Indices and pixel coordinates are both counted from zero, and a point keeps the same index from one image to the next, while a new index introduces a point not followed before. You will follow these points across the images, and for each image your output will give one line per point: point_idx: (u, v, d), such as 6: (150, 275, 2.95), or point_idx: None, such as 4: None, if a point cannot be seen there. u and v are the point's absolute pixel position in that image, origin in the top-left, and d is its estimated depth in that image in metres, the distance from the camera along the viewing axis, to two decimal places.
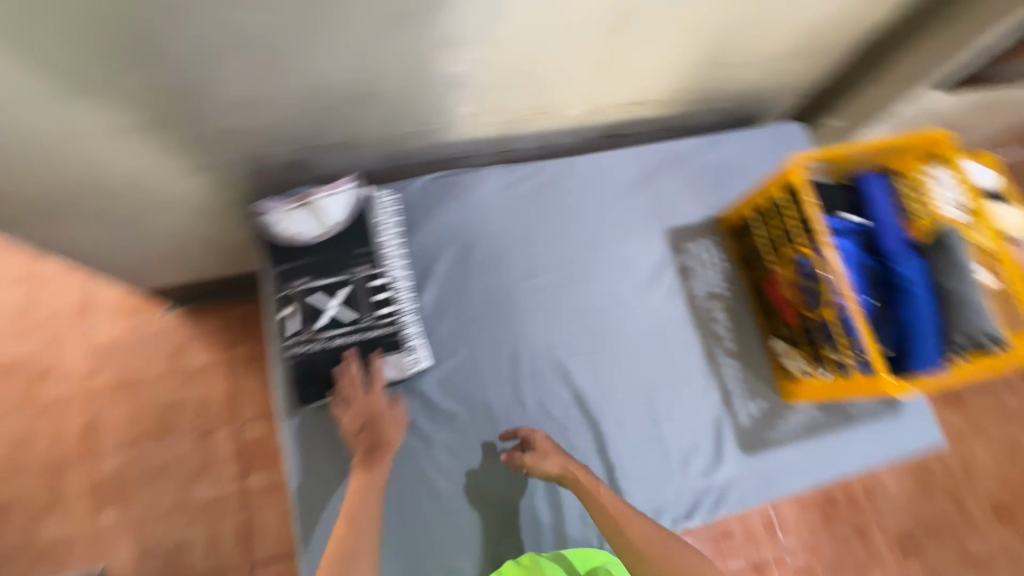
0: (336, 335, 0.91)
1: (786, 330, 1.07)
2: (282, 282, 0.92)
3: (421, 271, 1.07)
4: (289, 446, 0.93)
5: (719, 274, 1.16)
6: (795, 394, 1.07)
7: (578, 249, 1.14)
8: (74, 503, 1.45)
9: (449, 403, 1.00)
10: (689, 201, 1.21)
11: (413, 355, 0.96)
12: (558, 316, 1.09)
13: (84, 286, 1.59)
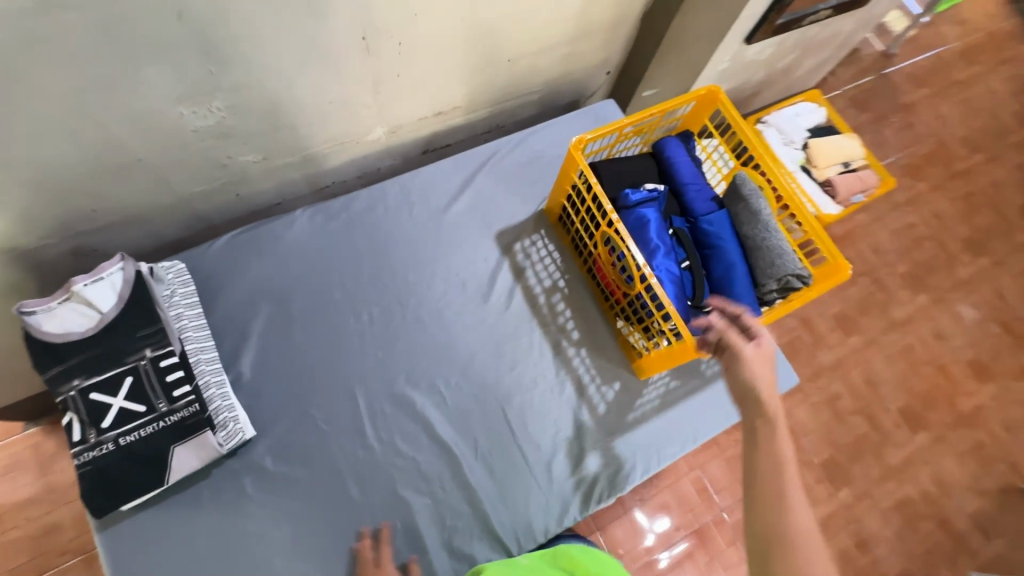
0: (126, 432, 0.82)
1: (621, 308, 1.07)
2: (52, 389, 0.82)
3: (234, 338, 1.00)
4: (109, 561, 0.85)
5: (554, 267, 1.15)
6: (645, 370, 1.06)
7: (406, 274, 1.10)
8: None
9: (285, 470, 0.94)
10: (512, 200, 1.19)
11: (228, 430, 0.88)
12: (394, 346, 1.05)
13: None
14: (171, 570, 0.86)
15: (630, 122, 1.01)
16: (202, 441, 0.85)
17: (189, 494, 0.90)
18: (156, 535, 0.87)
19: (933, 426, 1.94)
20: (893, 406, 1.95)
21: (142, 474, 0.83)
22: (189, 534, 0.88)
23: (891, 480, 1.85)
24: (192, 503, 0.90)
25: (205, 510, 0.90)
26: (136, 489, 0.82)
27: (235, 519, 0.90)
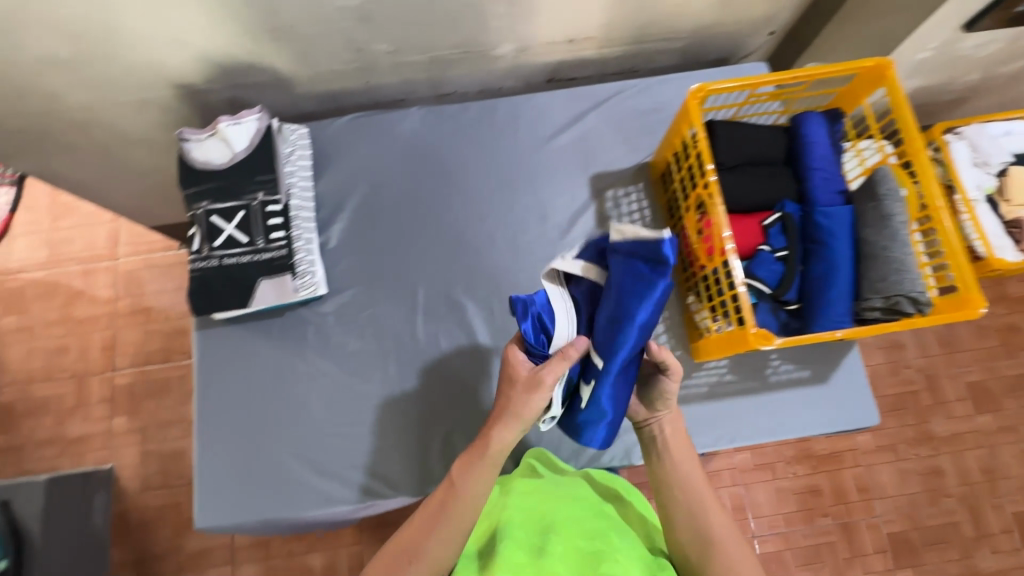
0: (229, 255, 0.98)
1: (695, 282, 1.00)
2: (186, 204, 0.99)
3: (331, 207, 1.11)
4: (199, 355, 1.04)
5: (640, 225, 1.10)
6: (702, 354, 0.99)
7: (494, 191, 1.12)
8: (97, 406, 1.68)
9: (342, 332, 1.05)
10: (619, 146, 1.14)
11: (304, 280, 0.99)
12: (463, 255, 1.09)
13: (122, 228, 1.81)
14: (238, 379, 1.03)
15: (769, 80, 0.90)
16: (283, 282, 0.99)
17: (264, 324, 1.05)
18: (236, 349, 1.04)
19: None
20: (1008, 507, 1.64)
21: (232, 294, 0.97)
22: (257, 356, 1.04)
23: None
24: (265, 332, 1.05)
25: (273, 341, 1.05)
26: (226, 304, 0.98)
27: (293, 356, 1.04)
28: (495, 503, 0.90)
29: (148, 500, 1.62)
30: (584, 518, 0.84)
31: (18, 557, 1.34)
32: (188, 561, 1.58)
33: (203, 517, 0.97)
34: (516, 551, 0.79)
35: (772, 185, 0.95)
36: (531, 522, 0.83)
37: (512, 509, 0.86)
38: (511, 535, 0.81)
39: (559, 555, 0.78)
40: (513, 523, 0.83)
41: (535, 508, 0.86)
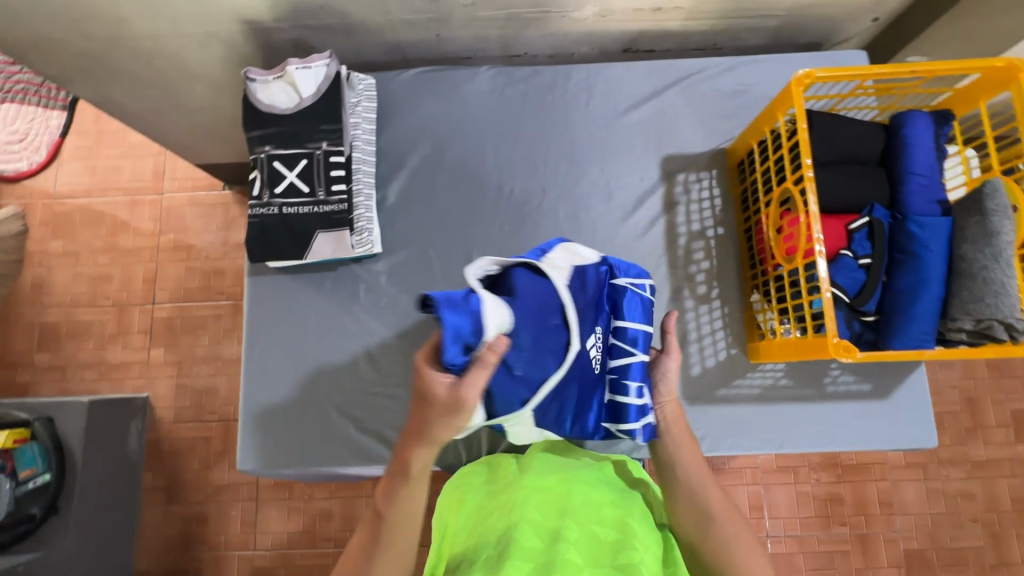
0: (289, 204, 0.96)
1: (762, 281, 0.96)
2: (249, 148, 0.97)
3: (390, 164, 1.08)
4: (251, 301, 1.04)
5: (710, 214, 1.05)
6: (760, 355, 0.96)
7: (559, 163, 1.08)
8: (137, 335, 1.72)
9: (392, 293, 1.04)
10: (697, 128, 1.08)
11: (361, 238, 0.97)
12: (522, 228, 1.06)
13: (169, 162, 1.81)
14: (288, 329, 1.03)
15: (883, 73, 0.82)
16: (341, 237, 0.97)
17: (317, 276, 1.05)
18: (286, 298, 1.04)
19: None
20: None
21: (290, 244, 0.96)
22: (309, 307, 1.04)
23: None
24: (317, 285, 1.04)
25: (325, 294, 1.04)
26: (282, 253, 0.97)
27: (344, 312, 1.04)
28: (509, 476, 0.87)
29: (180, 431, 1.67)
30: (603, 505, 0.81)
31: (60, 471, 1.36)
32: (215, 493, 1.64)
33: (246, 461, 1.00)
34: (530, 528, 0.75)
35: (864, 186, 0.89)
36: (547, 502, 0.79)
37: (528, 488, 0.82)
38: (524, 512, 0.78)
39: (574, 537, 0.74)
40: (527, 501, 0.80)
41: (551, 488, 0.82)
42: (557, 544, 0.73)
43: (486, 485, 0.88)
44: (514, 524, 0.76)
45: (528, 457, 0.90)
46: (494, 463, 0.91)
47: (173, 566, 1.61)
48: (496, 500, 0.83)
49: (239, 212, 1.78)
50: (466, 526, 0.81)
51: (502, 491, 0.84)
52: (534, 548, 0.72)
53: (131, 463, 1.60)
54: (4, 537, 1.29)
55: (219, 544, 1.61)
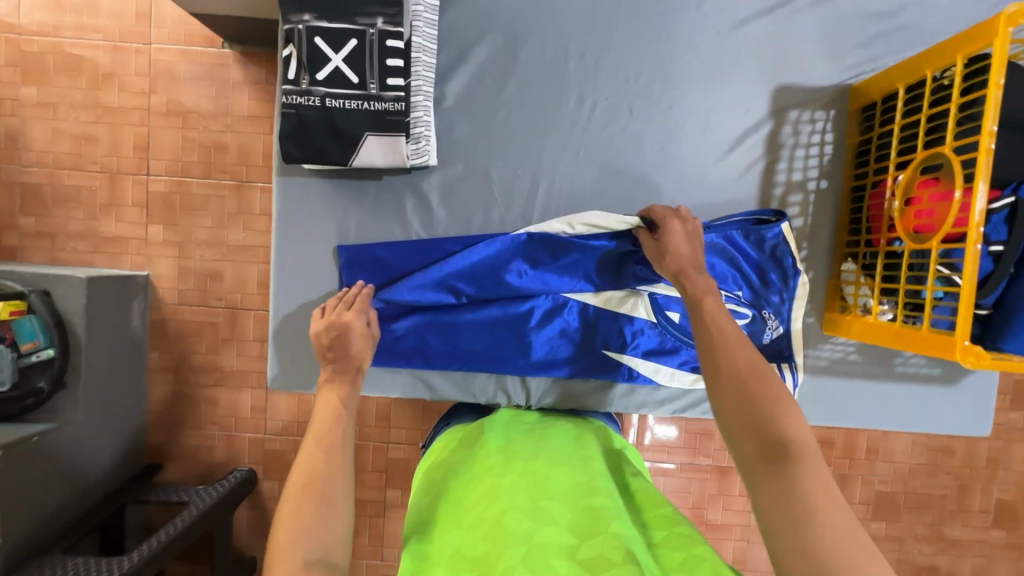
0: (334, 96, 0.79)
1: (865, 252, 0.86)
2: (282, 13, 0.76)
3: (453, 54, 0.88)
4: (279, 206, 0.90)
5: (815, 163, 0.91)
6: (837, 329, 0.90)
7: (652, 80, 0.90)
8: (131, 209, 1.56)
9: (444, 214, 0.91)
10: (824, 55, 0.89)
11: (418, 147, 0.82)
12: (600, 155, 0.91)
13: (156, 5, 1.51)
14: (322, 244, 0.91)
15: None
16: (395, 145, 0.81)
17: (357, 185, 0.90)
18: (321, 206, 0.91)
19: (1020, 532, 1.71)
20: (996, 492, 1.70)
21: (334, 146, 0.81)
22: (347, 221, 0.91)
23: (932, 543, 1.70)
24: (359, 196, 0.90)
25: (368, 209, 0.91)
26: (323, 156, 0.81)
27: (388, 231, 0.91)
28: (489, 459, 0.77)
29: (184, 314, 1.59)
30: (587, 480, 0.73)
31: (65, 347, 1.29)
32: (222, 378, 1.61)
33: (275, 378, 0.93)
34: (518, 509, 0.65)
35: (1019, 160, 0.76)
36: (531, 482, 0.70)
37: (508, 473, 0.72)
38: (511, 494, 0.67)
39: (567, 517, 0.64)
40: (512, 484, 0.70)
41: (533, 471, 0.73)
42: (547, 524, 0.63)
43: (460, 472, 0.77)
44: (500, 508, 0.65)
45: (502, 441, 0.82)
46: (449, 451, 0.84)
47: (183, 440, 1.63)
48: (473, 491, 0.71)
49: (240, 77, 1.53)
50: (447, 514, 0.70)
51: (481, 474, 0.74)
52: (528, 530, 0.61)
53: (135, 341, 1.53)
54: (14, 408, 1.25)
55: (230, 426, 1.62)
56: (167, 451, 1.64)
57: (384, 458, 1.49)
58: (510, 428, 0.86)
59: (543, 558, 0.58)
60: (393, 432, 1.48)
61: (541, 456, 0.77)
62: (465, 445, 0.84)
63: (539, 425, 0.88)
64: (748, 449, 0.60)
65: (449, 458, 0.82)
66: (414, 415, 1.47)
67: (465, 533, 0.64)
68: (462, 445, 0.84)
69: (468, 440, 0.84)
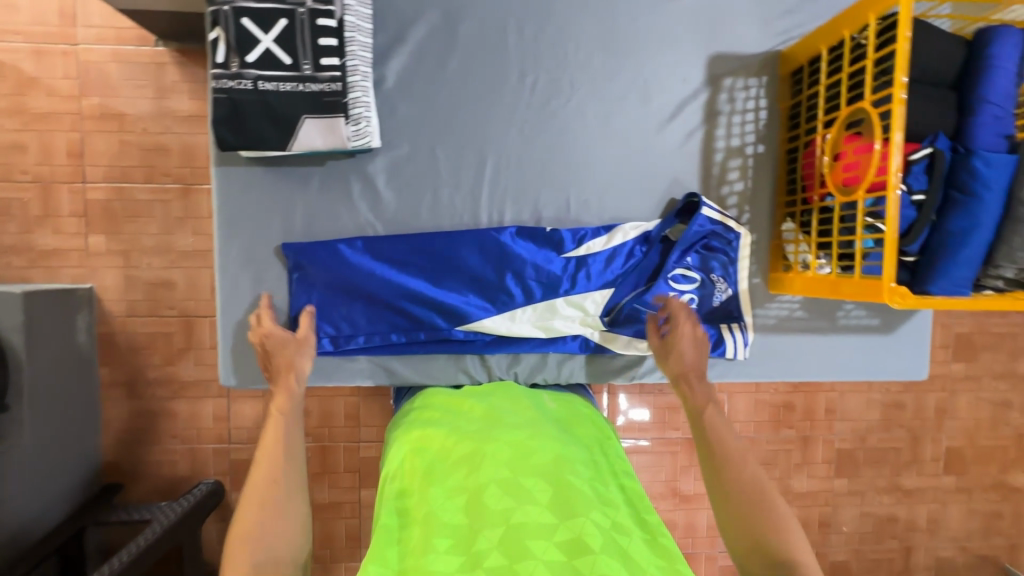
0: (267, 78, 0.77)
1: (802, 210, 0.89)
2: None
3: (390, 34, 0.87)
4: (219, 197, 0.88)
5: (752, 128, 0.94)
6: (782, 287, 0.93)
7: (592, 53, 0.91)
8: (69, 219, 1.48)
9: (392, 197, 0.90)
10: (753, 23, 0.92)
11: (359, 129, 0.81)
12: (546, 129, 0.92)
13: (81, 4, 1.44)
14: (269, 234, 0.89)
15: None
16: (334, 127, 0.80)
17: (300, 172, 0.88)
18: (264, 196, 0.88)
19: (969, 477, 1.79)
20: (945, 441, 1.79)
21: (271, 130, 0.79)
22: (292, 210, 0.89)
23: (890, 495, 1.78)
24: (302, 183, 0.89)
25: (313, 196, 0.89)
26: (260, 141, 0.79)
27: (336, 217, 0.90)
28: (475, 427, 0.76)
29: (134, 326, 1.52)
30: (573, 461, 0.71)
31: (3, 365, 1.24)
32: (181, 390, 1.54)
33: (228, 376, 0.91)
34: (499, 484, 0.64)
35: (935, 112, 0.80)
36: (516, 455, 0.69)
37: (497, 440, 0.71)
38: (493, 467, 0.67)
39: (548, 496, 0.63)
40: (497, 454, 0.69)
41: (521, 443, 0.71)
42: (527, 502, 0.62)
43: (447, 431, 0.76)
44: (483, 481, 0.65)
45: (491, 410, 0.81)
46: (437, 411, 0.83)
47: (143, 457, 1.56)
48: (458, 450, 0.71)
49: (178, 76, 1.47)
50: (427, 470, 0.70)
51: (467, 438, 0.73)
52: (505, 507, 0.61)
53: (82, 357, 1.45)
54: None
55: (192, 438, 1.56)
56: (126, 469, 1.56)
57: (356, 458, 1.46)
58: (496, 394, 0.86)
59: (519, 538, 0.58)
60: (364, 430, 1.45)
61: (530, 427, 0.76)
62: (453, 407, 0.83)
63: (526, 396, 0.87)
64: (760, 559, 0.67)
65: (437, 417, 0.81)
66: (384, 411, 1.45)
67: (445, 497, 0.64)
68: (451, 407, 0.83)
69: (457, 404, 0.83)
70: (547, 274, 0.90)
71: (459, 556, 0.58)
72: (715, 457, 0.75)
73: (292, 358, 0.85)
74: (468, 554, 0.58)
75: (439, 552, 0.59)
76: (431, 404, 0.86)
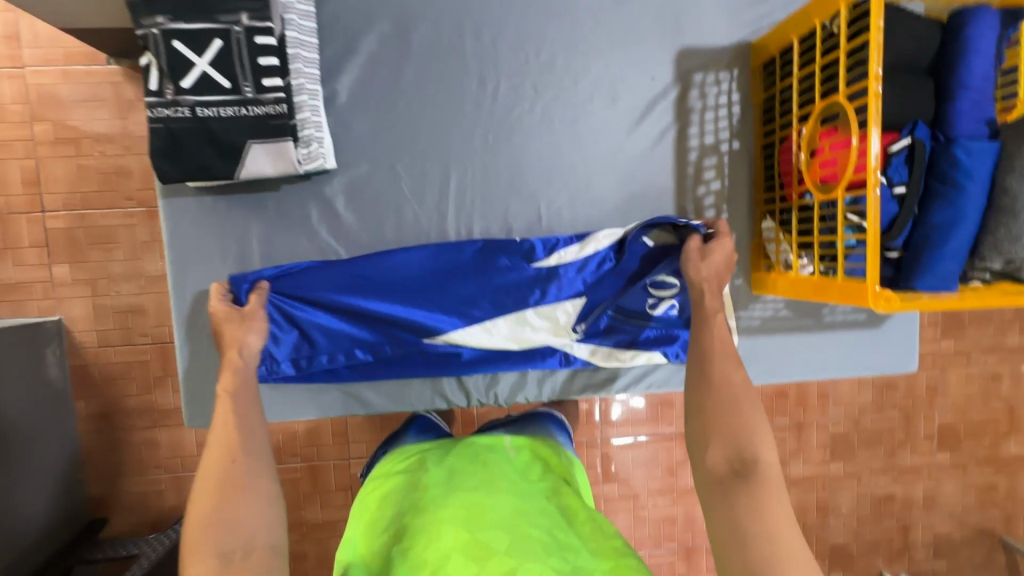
0: (206, 104, 0.72)
1: (780, 207, 0.86)
2: (131, 17, 0.68)
3: (340, 46, 0.82)
4: (169, 231, 0.83)
5: (725, 124, 0.91)
6: (764, 288, 0.90)
7: (554, 55, 0.87)
8: (30, 251, 1.41)
9: (353, 219, 0.86)
10: (721, 14, 0.88)
11: (310, 150, 0.77)
12: (511, 137, 0.87)
13: (26, 24, 1.37)
14: (225, 266, 0.84)
15: None
16: (282, 149, 0.75)
17: (254, 198, 0.84)
18: (217, 225, 0.84)
19: (962, 452, 1.79)
20: (938, 418, 1.78)
21: (216, 159, 0.74)
22: (248, 238, 0.84)
23: (887, 474, 1.77)
24: (257, 210, 0.84)
25: (269, 223, 0.84)
26: (205, 170, 0.75)
27: (296, 243, 0.85)
28: (428, 487, 0.68)
29: (108, 355, 1.46)
30: (531, 505, 0.66)
31: None
32: (161, 419, 1.50)
33: (193, 416, 0.87)
34: (459, 550, 0.58)
35: (914, 100, 0.77)
36: (473, 510, 0.63)
37: (452, 499, 0.65)
38: (451, 530, 0.61)
39: (506, 545, 0.58)
40: (452, 515, 0.63)
41: (479, 496, 0.65)
42: (489, 560, 0.57)
43: (400, 499, 0.69)
44: (443, 550, 0.59)
45: (444, 461, 0.73)
46: (388, 479, 0.74)
47: (128, 489, 1.51)
48: (414, 517, 0.64)
49: (136, 96, 1.40)
50: (387, 556, 0.62)
51: (422, 504, 0.66)
52: (468, 573, 0.56)
53: (54, 392, 1.40)
54: None
55: (176, 466, 1.51)
56: (111, 502, 1.51)
57: (347, 477, 1.42)
58: (454, 448, 0.76)
59: None
60: (353, 447, 1.41)
61: (484, 473, 0.70)
62: (404, 469, 0.74)
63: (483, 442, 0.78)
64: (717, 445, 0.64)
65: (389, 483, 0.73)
66: (371, 427, 1.41)
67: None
68: (400, 470, 0.74)
69: (410, 459, 0.76)
70: (513, 283, 0.88)
71: None
72: (708, 374, 0.69)
73: (238, 332, 0.77)
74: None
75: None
76: (387, 467, 0.77)
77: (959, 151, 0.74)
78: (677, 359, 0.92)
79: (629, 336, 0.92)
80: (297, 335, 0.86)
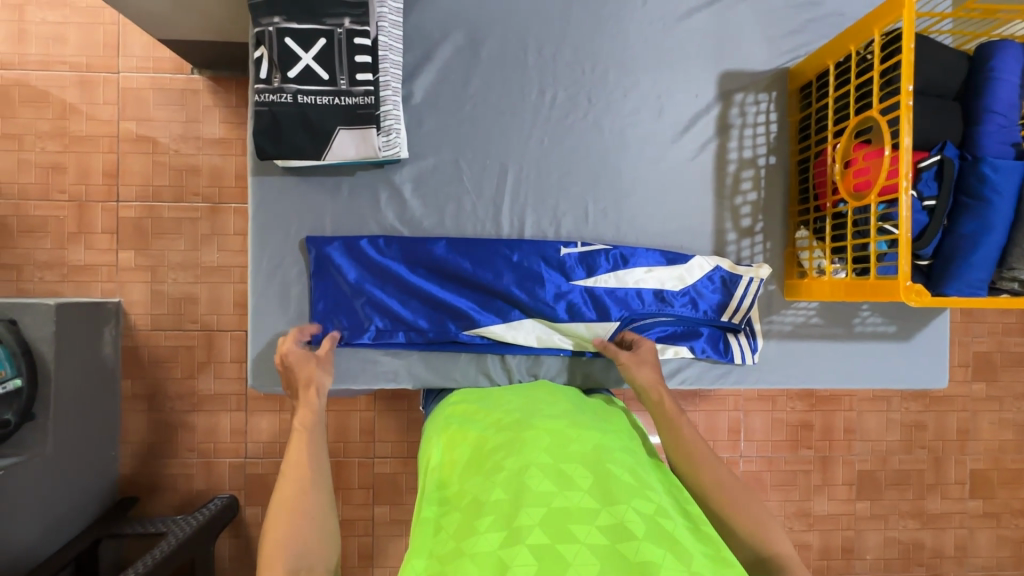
0: (306, 93, 0.82)
1: (814, 218, 0.93)
2: (252, 16, 0.80)
3: (418, 54, 0.93)
4: (256, 205, 0.92)
5: (763, 140, 0.98)
6: (797, 293, 0.96)
7: (607, 70, 0.96)
8: (101, 236, 1.46)
9: (419, 205, 0.94)
10: (762, 42, 0.97)
11: (389, 139, 0.86)
12: (563, 138, 0.96)
13: (125, 36, 1.46)
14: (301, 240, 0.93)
15: None
16: (365, 135, 0.85)
17: (332, 181, 0.93)
18: (296, 204, 0.93)
19: (996, 502, 1.69)
20: (970, 463, 1.68)
21: (306, 141, 0.84)
22: (321, 215, 0.93)
23: (915, 519, 1.66)
24: (333, 192, 0.93)
25: (342, 204, 0.93)
26: (297, 151, 0.84)
27: (363, 224, 0.94)
28: (513, 418, 0.73)
29: (159, 339, 1.48)
30: (615, 447, 0.68)
31: (32, 377, 1.18)
32: (200, 403, 1.49)
33: (257, 379, 0.93)
34: (542, 469, 0.61)
35: (941, 121, 0.83)
36: (558, 443, 0.65)
37: (536, 429, 0.68)
38: (534, 453, 0.63)
39: (590, 482, 0.60)
40: (537, 442, 0.65)
41: (562, 432, 0.68)
42: (570, 489, 0.59)
43: (484, 426, 0.73)
44: (524, 465, 0.61)
45: (528, 401, 0.78)
46: (471, 407, 0.81)
47: (159, 473, 1.50)
48: (497, 439, 0.68)
49: (212, 102, 1.47)
50: (468, 463, 0.67)
51: (505, 428, 0.70)
52: (547, 490, 0.58)
53: (107, 372, 1.41)
54: None
55: (209, 452, 1.50)
56: (141, 485, 1.50)
57: (370, 474, 1.43)
58: (535, 389, 0.84)
59: (562, 520, 0.55)
60: (378, 446, 1.43)
61: (567, 416, 0.73)
62: (487, 402, 0.81)
63: (565, 393, 0.83)
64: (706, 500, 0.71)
65: (471, 412, 0.79)
66: (399, 427, 1.43)
67: (486, 479, 0.62)
68: (485, 403, 0.80)
69: (493, 399, 0.82)
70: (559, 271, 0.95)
71: (505, 531, 0.55)
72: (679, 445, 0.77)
73: (313, 372, 0.85)
74: (510, 529, 0.55)
75: (481, 532, 0.55)
76: (465, 399, 0.85)
77: (988, 167, 0.79)
78: (705, 353, 0.96)
79: (664, 330, 0.96)
80: (344, 302, 0.93)
